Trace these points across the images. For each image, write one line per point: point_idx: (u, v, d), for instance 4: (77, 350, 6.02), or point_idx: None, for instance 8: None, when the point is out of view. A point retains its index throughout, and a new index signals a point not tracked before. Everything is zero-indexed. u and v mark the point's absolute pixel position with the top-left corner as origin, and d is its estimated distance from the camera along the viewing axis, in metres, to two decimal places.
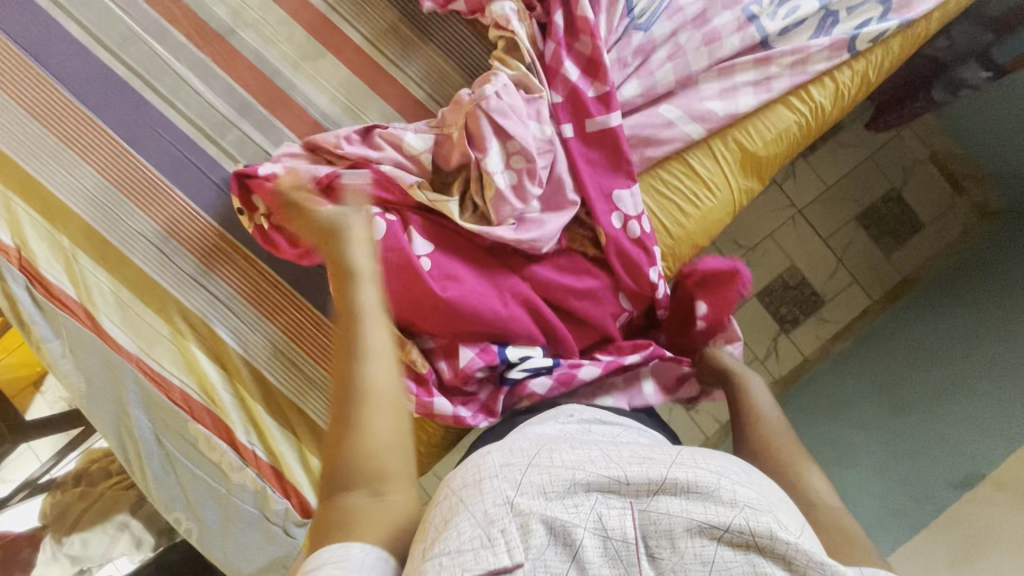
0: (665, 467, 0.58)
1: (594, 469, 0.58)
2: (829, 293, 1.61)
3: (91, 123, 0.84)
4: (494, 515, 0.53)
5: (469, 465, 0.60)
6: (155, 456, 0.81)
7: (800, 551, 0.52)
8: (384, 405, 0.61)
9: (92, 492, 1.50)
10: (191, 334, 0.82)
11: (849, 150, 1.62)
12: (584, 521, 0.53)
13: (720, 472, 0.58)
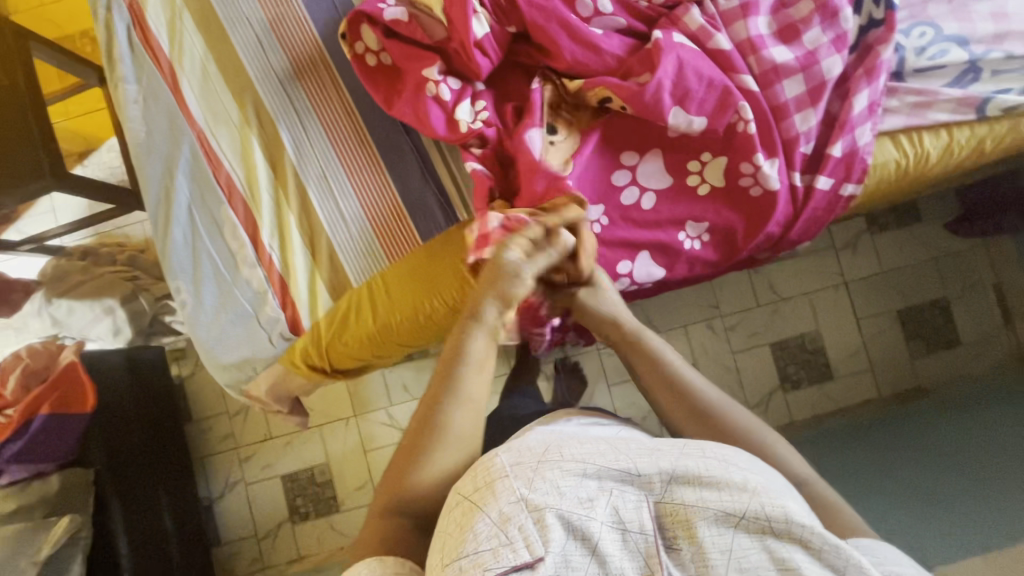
0: (674, 458, 0.61)
1: (605, 461, 0.61)
2: (842, 370, 1.59)
3: None
4: (509, 514, 0.56)
5: (481, 466, 0.62)
6: (181, 224, 0.83)
7: (815, 534, 0.56)
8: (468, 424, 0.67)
9: (93, 271, 1.55)
10: (256, 127, 0.84)
11: (917, 245, 1.59)
12: (599, 516, 0.57)
13: (727, 460, 0.62)
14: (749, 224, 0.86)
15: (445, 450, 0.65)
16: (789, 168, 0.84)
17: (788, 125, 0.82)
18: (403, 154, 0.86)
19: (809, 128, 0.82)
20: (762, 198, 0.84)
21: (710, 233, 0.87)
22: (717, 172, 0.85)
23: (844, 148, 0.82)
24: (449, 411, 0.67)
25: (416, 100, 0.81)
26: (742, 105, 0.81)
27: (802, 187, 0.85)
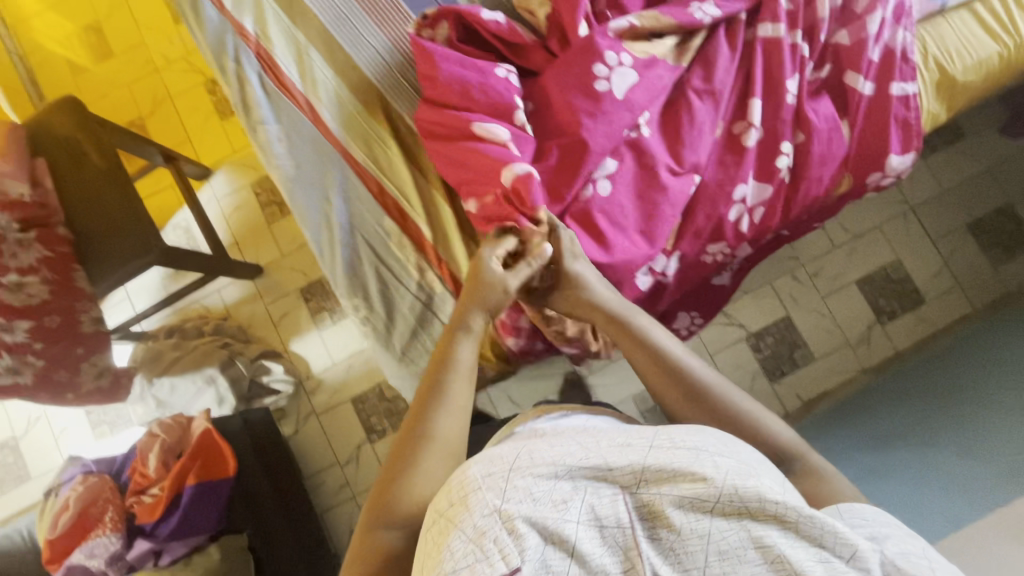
0: (644, 451, 0.58)
1: (576, 461, 0.57)
2: (930, 292, 1.61)
3: None
4: (483, 527, 0.52)
5: (449, 484, 0.57)
6: (346, 241, 0.87)
7: (791, 509, 0.54)
8: (443, 455, 0.66)
9: (185, 344, 1.55)
10: (396, 139, 0.87)
11: (969, 159, 1.65)
12: (574, 518, 0.53)
13: (698, 443, 0.59)
14: (820, 162, 0.89)
15: (433, 461, 0.65)
16: (855, 75, 0.89)
17: (857, 31, 0.89)
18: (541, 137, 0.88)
19: (878, 35, 0.89)
20: (803, 146, 0.88)
21: (762, 200, 0.89)
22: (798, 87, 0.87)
23: (891, 47, 0.89)
24: (437, 420, 0.68)
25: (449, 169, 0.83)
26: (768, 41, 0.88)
27: (874, 93, 0.89)
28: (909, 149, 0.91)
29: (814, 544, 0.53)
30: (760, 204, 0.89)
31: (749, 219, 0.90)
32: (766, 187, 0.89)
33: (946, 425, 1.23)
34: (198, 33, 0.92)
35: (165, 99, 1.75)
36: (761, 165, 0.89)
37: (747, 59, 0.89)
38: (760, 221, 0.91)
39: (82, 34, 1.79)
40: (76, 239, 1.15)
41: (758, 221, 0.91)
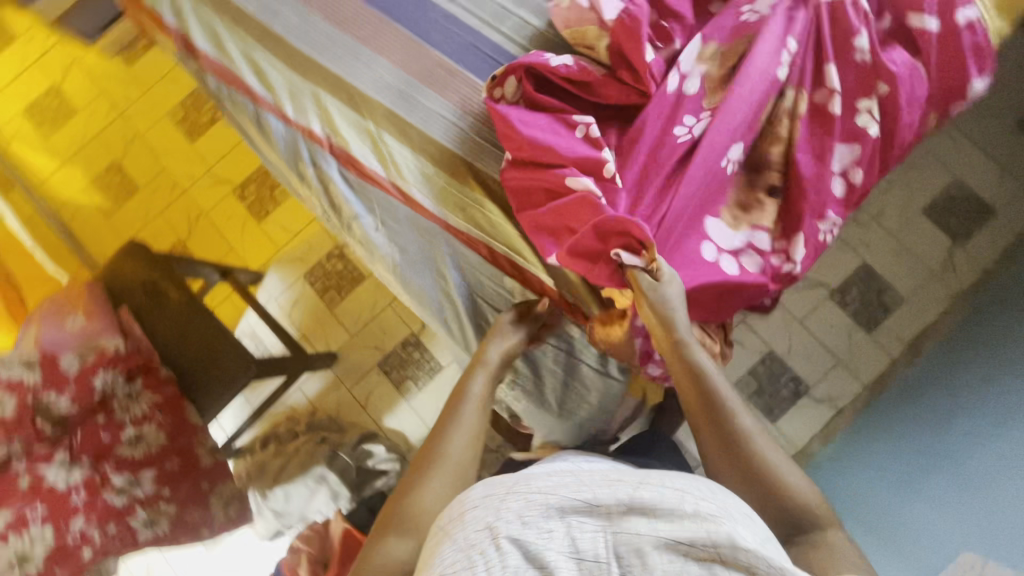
0: (636, 484, 0.55)
1: (568, 492, 0.55)
2: (1000, 202, 1.58)
3: (382, 19, 0.92)
4: (473, 541, 0.52)
5: (454, 502, 0.59)
6: (472, 312, 0.89)
7: (763, 559, 0.48)
8: (449, 474, 0.68)
9: (286, 449, 1.54)
10: (490, 197, 0.86)
11: (996, 62, 1.63)
12: (557, 545, 0.50)
13: (687, 489, 0.55)
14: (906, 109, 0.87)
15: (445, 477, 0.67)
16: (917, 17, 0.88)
17: None
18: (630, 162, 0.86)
19: None
20: (887, 96, 0.86)
21: (857, 160, 0.86)
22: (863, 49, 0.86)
23: None
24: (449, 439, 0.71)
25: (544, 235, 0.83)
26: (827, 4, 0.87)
27: (941, 27, 0.88)
28: (986, 73, 0.90)
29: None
30: (853, 163, 0.86)
31: (849, 182, 0.87)
32: (853, 146, 0.86)
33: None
34: (267, 149, 0.94)
35: (200, 217, 1.77)
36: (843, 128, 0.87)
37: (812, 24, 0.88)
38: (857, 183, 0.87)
39: (105, 176, 1.82)
40: (177, 375, 1.14)
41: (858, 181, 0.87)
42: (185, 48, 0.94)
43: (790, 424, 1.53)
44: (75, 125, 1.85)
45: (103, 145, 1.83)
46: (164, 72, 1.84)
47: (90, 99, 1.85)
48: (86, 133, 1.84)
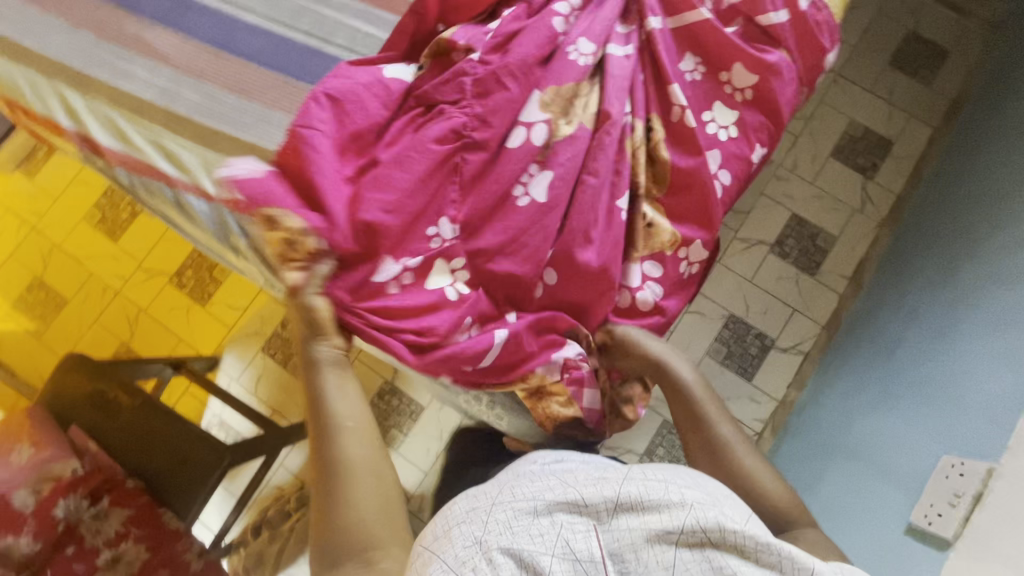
0: (618, 484, 0.64)
1: (554, 496, 0.64)
2: (894, 133, 1.73)
3: (284, 79, 0.93)
4: (464, 557, 0.60)
5: (440, 516, 0.67)
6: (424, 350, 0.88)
7: (748, 537, 0.59)
8: (363, 478, 0.70)
9: (280, 533, 1.45)
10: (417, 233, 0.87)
11: (857, 12, 1.80)
12: (550, 547, 0.59)
13: (668, 479, 0.65)
14: (774, 69, 0.94)
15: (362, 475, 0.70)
16: None
17: None
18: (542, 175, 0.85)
19: None
20: (758, 60, 0.94)
21: (737, 125, 0.94)
22: (697, 62, 0.95)
23: None
24: (342, 441, 0.72)
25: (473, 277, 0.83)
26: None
27: None
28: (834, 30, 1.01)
29: (776, 571, 0.59)
30: (738, 129, 0.94)
31: (737, 145, 0.93)
32: (733, 112, 0.94)
33: (962, 315, 1.21)
34: (194, 230, 0.91)
35: (140, 315, 1.70)
36: (722, 98, 0.95)
37: (650, 46, 0.91)
38: (743, 146, 0.94)
39: (28, 296, 1.72)
40: (147, 484, 1.08)
41: (745, 146, 0.94)
42: (88, 147, 0.92)
43: (767, 379, 1.60)
44: None
45: (19, 265, 1.74)
46: (72, 177, 1.78)
47: None
48: None
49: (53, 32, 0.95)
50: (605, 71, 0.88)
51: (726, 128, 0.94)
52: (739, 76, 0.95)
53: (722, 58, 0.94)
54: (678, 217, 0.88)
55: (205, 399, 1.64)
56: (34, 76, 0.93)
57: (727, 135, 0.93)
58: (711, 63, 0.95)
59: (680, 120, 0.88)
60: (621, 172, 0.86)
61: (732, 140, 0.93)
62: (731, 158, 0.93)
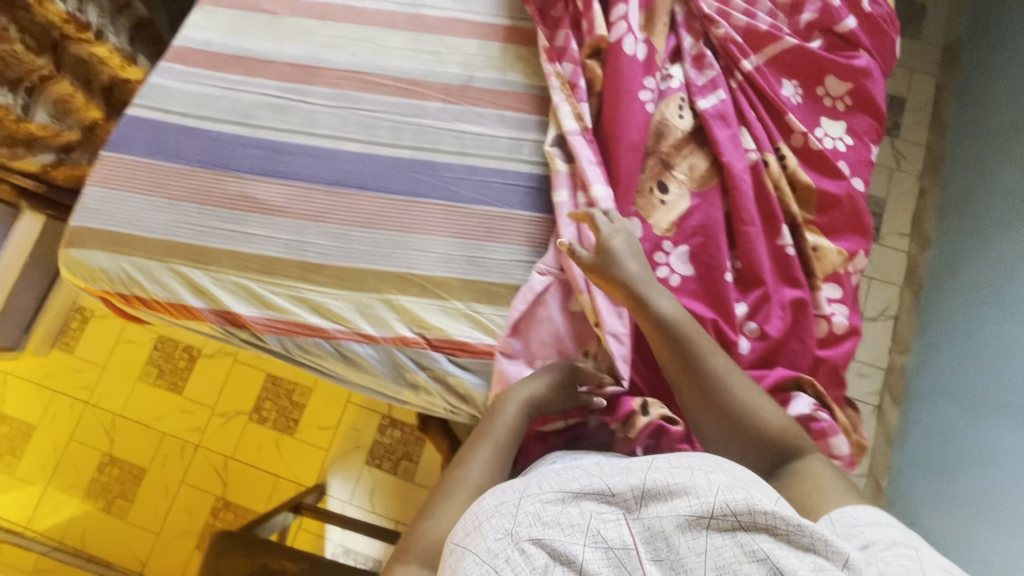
0: (642, 469, 0.55)
1: (579, 485, 0.55)
2: (904, 89, 1.79)
3: (409, 198, 0.89)
4: (496, 551, 0.51)
5: (462, 517, 0.56)
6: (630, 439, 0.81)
7: (781, 518, 0.50)
8: (470, 504, 0.67)
9: None
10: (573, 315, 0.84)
11: None
12: (579, 540, 0.50)
13: (694, 463, 0.55)
14: (864, 73, 0.97)
15: (461, 504, 0.67)
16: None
17: None
18: (702, 233, 0.86)
19: None
20: (848, 69, 0.97)
21: (849, 132, 0.96)
22: (795, 83, 0.97)
23: None
24: (476, 468, 0.71)
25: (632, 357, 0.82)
26: (765, 22, 0.96)
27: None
28: (894, 19, 1.04)
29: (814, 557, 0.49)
30: (851, 136, 0.96)
31: (857, 151, 0.95)
32: (840, 121, 0.96)
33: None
34: (358, 375, 0.87)
35: (228, 463, 1.59)
36: (825, 110, 0.97)
37: (752, 83, 0.93)
38: (860, 150, 0.96)
39: (100, 477, 1.60)
40: None
41: (862, 149, 0.96)
42: (229, 323, 0.86)
43: (866, 351, 1.62)
44: (40, 442, 1.62)
45: (82, 447, 1.62)
46: (115, 339, 1.68)
47: (45, 408, 1.64)
48: (57, 445, 1.62)
49: (149, 213, 0.89)
50: (711, 124, 0.89)
51: (840, 137, 0.95)
52: (834, 86, 0.97)
53: (814, 75, 0.97)
54: (834, 232, 0.88)
55: (324, 530, 1.55)
56: (143, 264, 0.87)
57: (846, 143, 0.95)
58: (805, 80, 0.97)
59: (806, 144, 0.90)
60: (775, 205, 0.86)
61: (851, 147, 0.95)
62: (856, 165, 0.94)
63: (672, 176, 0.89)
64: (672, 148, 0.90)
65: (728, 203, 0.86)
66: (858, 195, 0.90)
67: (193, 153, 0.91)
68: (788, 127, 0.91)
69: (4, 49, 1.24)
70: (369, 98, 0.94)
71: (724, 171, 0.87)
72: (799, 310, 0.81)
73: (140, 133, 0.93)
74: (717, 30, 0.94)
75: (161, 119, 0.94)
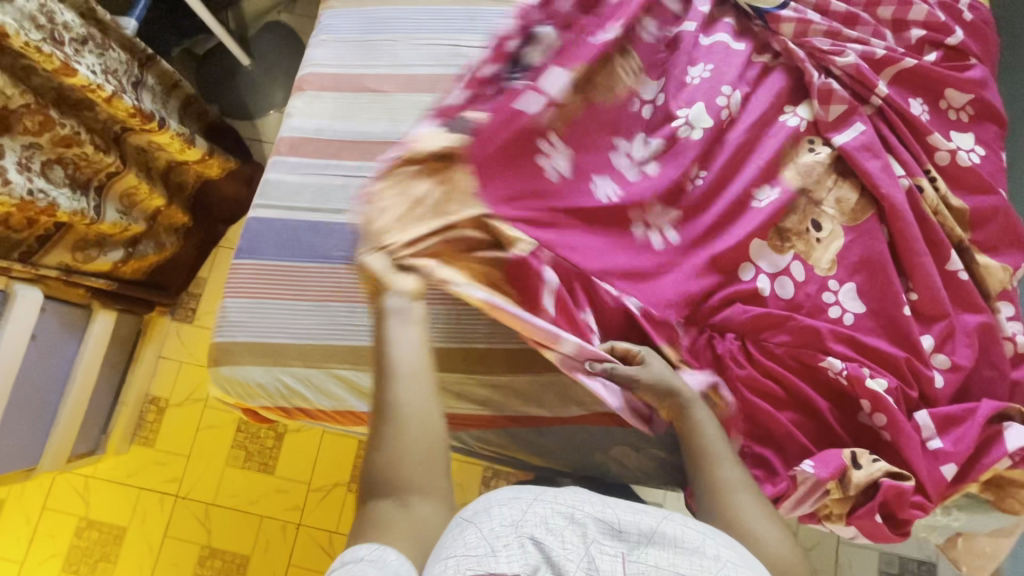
0: (657, 518, 0.60)
1: (596, 513, 0.60)
2: None
3: (565, 260, 0.83)
4: (501, 532, 0.57)
5: (482, 499, 0.64)
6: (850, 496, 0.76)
7: None
8: (415, 427, 0.67)
9: None
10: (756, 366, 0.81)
11: None
12: (577, 561, 0.54)
13: (706, 533, 0.61)
14: (984, 82, 0.97)
15: (398, 431, 0.67)
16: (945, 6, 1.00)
17: None
18: (872, 266, 0.84)
19: None
20: (969, 79, 0.96)
21: (980, 142, 0.96)
22: (920, 100, 0.96)
23: None
24: (393, 392, 0.69)
25: (825, 403, 0.80)
26: (881, 44, 0.96)
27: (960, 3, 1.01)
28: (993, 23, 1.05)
29: None
30: (983, 146, 0.95)
31: (991, 161, 0.95)
32: (968, 132, 0.96)
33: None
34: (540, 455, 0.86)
35: (333, 538, 1.55)
36: (951, 123, 0.97)
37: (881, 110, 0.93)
38: (993, 158, 0.95)
39: (202, 571, 1.54)
40: None
41: (995, 158, 0.95)
42: None
43: None
44: (133, 545, 1.56)
45: (179, 541, 1.56)
46: (196, 426, 1.62)
47: (134, 508, 1.58)
48: (152, 543, 1.56)
49: (297, 317, 0.85)
50: (854, 154, 0.88)
51: (974, 149, 0.95)
52: (955, 98, 0.97)
53: (936, 90, 0.97)
54: (994, 248, 0.88)
55: None
56: (302, 373, 0.83)
57: (979, 153, 0.94)
58: (927, 97, 0.97)
59: (949, 162, 0.91)
60: (937, 231, 0.86)
61: (984, 158, 0.95)
62: (993, 175, 0.94)
63: (823, 211, 0.87)
64: (817, 187, 0.88)
65: (889, 234, 0.86)
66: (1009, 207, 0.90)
67: (331, 250, 0.88)
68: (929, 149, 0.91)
69: (76, 155, 1.18)
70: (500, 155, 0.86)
71: (878, 203, 0.87)
72: (985, 335, 0.82)
73: (269, 235, 0.89)
74: (839, 58, 0.94)
75: (289, 219, 0.90)
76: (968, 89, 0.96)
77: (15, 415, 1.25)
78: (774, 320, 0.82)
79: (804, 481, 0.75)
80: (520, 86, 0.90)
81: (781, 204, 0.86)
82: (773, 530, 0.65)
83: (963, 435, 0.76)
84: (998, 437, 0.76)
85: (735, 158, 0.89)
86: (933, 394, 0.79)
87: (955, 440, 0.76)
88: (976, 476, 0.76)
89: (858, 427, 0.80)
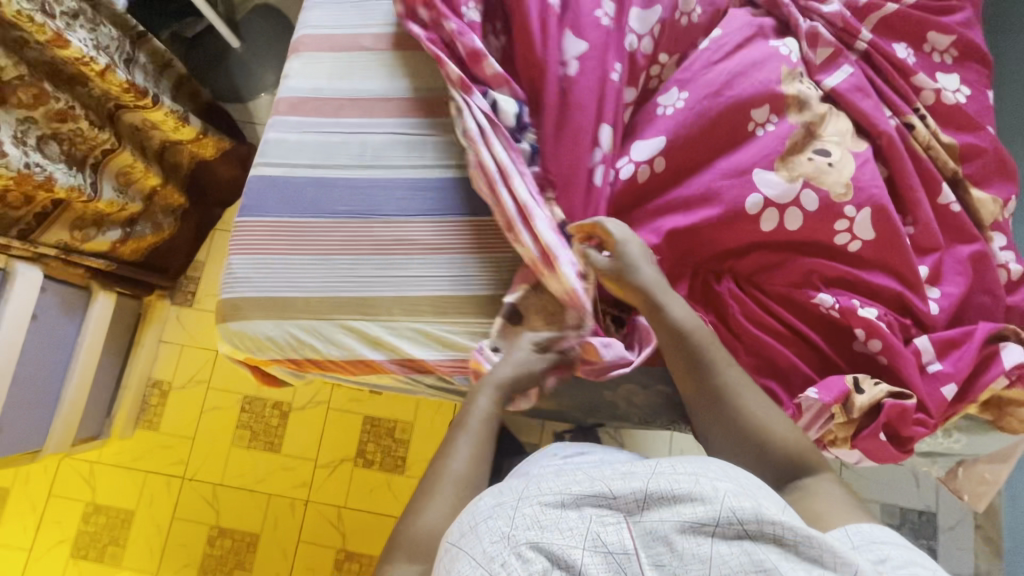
0: (646, 477, 0.58)
1: (581, 489, 0.58)
2: None
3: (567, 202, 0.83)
4: (492, 553, 0.54)
5: (464, 516, 0.61)
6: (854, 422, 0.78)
7: (788, 527, 0.54)
8: (454, 491, 0.70)
9: None
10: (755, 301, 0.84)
11: None
12: (579, 543, 0.53)
13: (699, 471, 0.59)
14: (967, 25, 1.00)
15: (443, 493, 0.70)
16: None
17: None
18: None
19: None
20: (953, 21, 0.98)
21: (966, 83, 0.98)
22: (906, 44, 0.98)
23: None
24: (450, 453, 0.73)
25: (825, 335, 0.82)
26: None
27: None
28: None
29: (816, 563, 0.53)
30: (969, 86, 0.98)
31: (978, 100, 0.97)
32: (954, 74, 0.98)
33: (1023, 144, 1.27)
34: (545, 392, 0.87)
35: (342, 513, 1.55)
36: (936, 66, 0.99)
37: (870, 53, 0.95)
38: (980, 98, 0.98)
39: (212, 551, 1.54)
40: None
41: (981, 98, 0.98)
42: (410, 368, 0.84)
43: None
44: (141, 528, 1.56)
45: (188, 523, 1.56)
46: (200, 408, 1.62)
47: (140, 491, 1.57)
48: (160, 526, 1.56)
49: (302, 272, 0.86)
50: (846, 95, 0.90)
51: (961, 89, 0.97)
52: (940, 41, 0.99)
53: (922, 33, 0.99)
54: (983, 182, 0.90)
55: None
56: (310, 322, 0.84)
57: (966, 93, 0.97)
58: (914, 40, 0.99)
59: (937, 101, 0.93)
60: (929, 166, 0.88)
61: (971, 98, 0.97)
62: (980, 114, 0.96)
63: (823, 145, 0.87)
64: (815, 119, 0.88)
65: (883, 171, 0.88)
66: (997, 142, 0.92)
67: (335, 203, 0.88)
68: (917, 88, 0.93)
69: (71, 130, 1.17)
70: (502, 98, 0.86)
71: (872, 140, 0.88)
72: (978, 264, 0.84)
73: (271, 192, 0.90)
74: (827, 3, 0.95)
75: (291, 175, 0.90)
76: (952, 32, 0.98)
77: (20, 395, 1.24)
78: (774, 260, 0.83)
79: (809, 407, 0.77)
80: (515, 37, 0.91)
81: (780, 139, 0.86)
82: (781, 426, 0.73)
83: (957, 357, 0.78)
84: (993, 358, 0.78)
85: (735, 85, 0.87)
86: (930, 321, 0.81)
87: (952, 363, 0.78)
88: (972, 395, 0.78)
89: (856, 357, 0.82)
